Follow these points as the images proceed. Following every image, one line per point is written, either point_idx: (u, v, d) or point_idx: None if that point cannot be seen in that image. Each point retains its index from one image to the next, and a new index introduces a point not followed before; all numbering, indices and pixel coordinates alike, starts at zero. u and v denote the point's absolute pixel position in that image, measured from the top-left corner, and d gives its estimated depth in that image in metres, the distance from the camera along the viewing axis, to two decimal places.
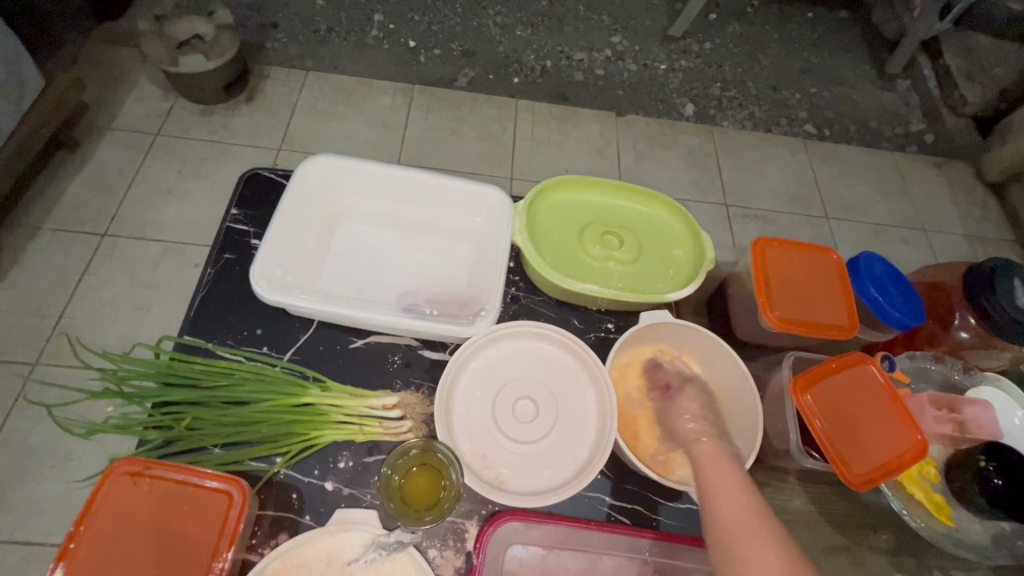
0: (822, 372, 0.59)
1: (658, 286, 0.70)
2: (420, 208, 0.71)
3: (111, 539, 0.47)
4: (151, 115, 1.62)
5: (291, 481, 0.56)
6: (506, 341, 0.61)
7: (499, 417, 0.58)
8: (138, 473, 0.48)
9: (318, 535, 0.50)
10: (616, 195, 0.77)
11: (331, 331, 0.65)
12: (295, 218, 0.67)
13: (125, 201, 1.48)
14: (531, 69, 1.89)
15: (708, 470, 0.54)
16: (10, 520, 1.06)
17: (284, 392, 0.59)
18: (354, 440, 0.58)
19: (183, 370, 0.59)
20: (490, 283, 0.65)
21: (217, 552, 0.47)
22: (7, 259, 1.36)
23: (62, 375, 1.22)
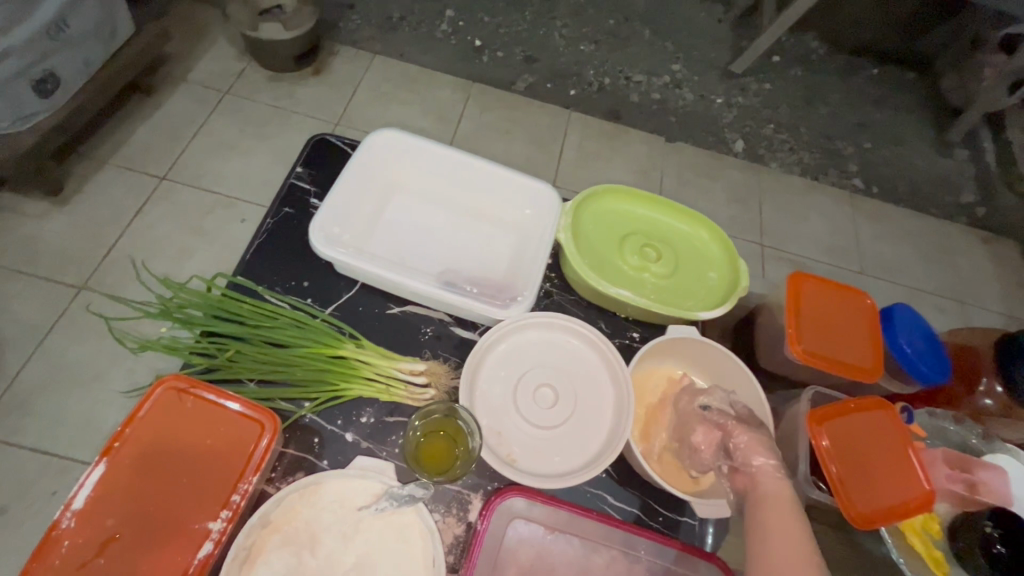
0: (843, 412, 0.60)
1: (689, 304, 0.71)
2: (470, 191, 0.74)
3: (150, 446, 0.50)
4: (224, 74, 1.71)
5: (315, 426, 0.59)
6: (536, 329, 0.63)
7: (519, 397, 0.60)
8: (184, 390, 0.52)
9: (336, 477, 0.52)
10: (659, 210, 0.78)
11: (372, 295, 0.68)
12: (355, 183, 0.70)
13: (187, 151, 1.56)
14: (589, 84, 1.93)
15: (771, 502, 0.55)
16: (39, 428, 1.15)
17: (323, 343, 0.63)
18: (379, 398, 0.61)
19: (232, 306, 0.63)
20: (527, 274, 0.68)
21: (243, 475, 0.50)
22: (72, 186, 1.44)
23: (104, 302, 1.30)
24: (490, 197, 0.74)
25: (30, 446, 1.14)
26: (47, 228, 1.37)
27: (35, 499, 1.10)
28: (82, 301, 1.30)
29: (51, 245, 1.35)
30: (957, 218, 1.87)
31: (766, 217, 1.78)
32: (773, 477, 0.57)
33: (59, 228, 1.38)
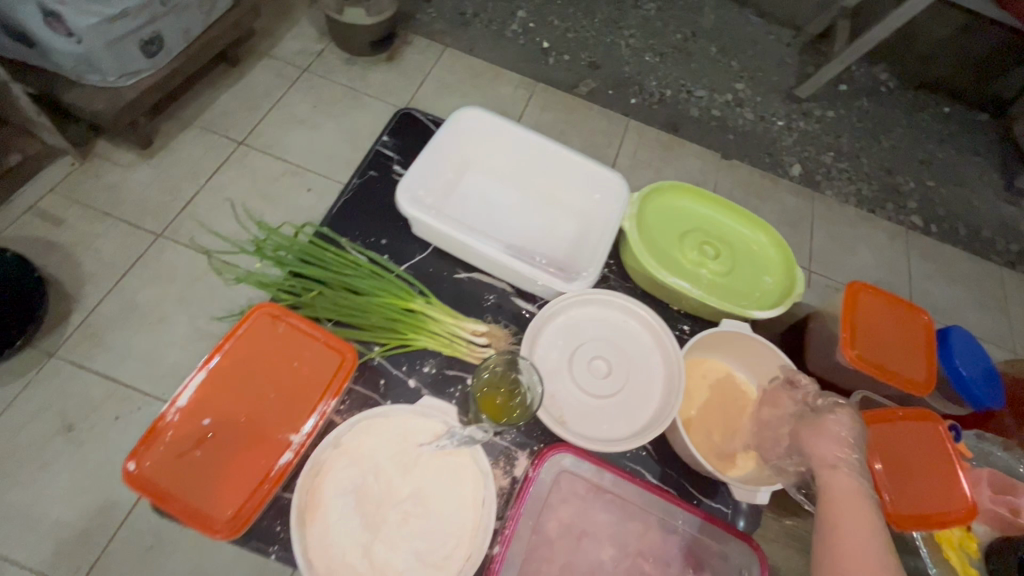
0: (883, 418, 0.62)
1: (743, 302, 0.74)
2: (544, 172, 0.78)
3: (242, 360, 0.55)
4: (305, 53, 1.81)
5: (382, 369, 0.64)
6: (595, 305, 0.67)
7: (574, 364, 0.64)
8: (276, 316, 0.58)
9: (402, 413, 0.57)
10: (721, 210, 0.81)
11: (442, 259, 0.73)
12: (438, 152, 0.74)
13: (265, 121, 1.65)
14: (650, 94, 1.96)
15: (844, 505, 0.52)
16: (108, 357, 1.25)
17: (396, 295, 0.68)
18: (442, 352, 0.66)
19: (319, 252, 0.69)
20: (591, 255, 0.71)
21: (321, 397, 0.55)
22: (159, 141, 1.55)
23: (175, 250, 1.40)
24: (562, 180, 0.77)
25: (99, 373, 1.23)
26: (134, 178, 1.48)
27: (97, 421, 1.19)
28: (158, 247, 1.40)
29: (135, 193, 1.46)
30: (1019, 266, 1.80)
31: (815, 243, 1.76)
32: (845, 473, 0.54)
33: (145, 178, 1.49)
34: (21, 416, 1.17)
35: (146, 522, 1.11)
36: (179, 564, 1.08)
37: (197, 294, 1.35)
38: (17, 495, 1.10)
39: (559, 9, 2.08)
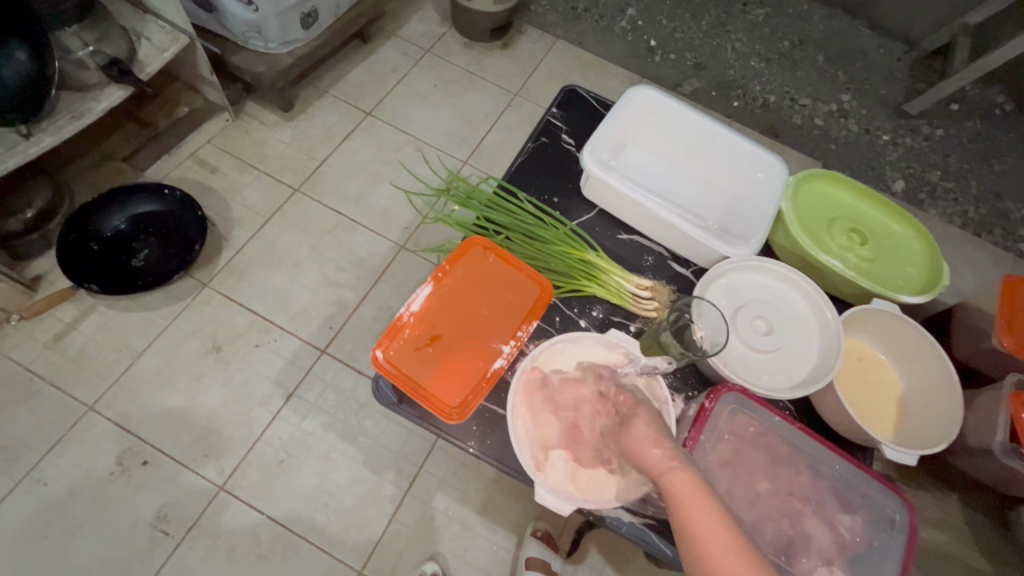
0: (658, 452, 0.58)
1: (889, 287, 0.78)
2: (709, 149, 0.84)
3: (465, 280, 0.74)
4: (428, 35, 1.93)
5: (557, 308, 0.75)
6: (762, 271, 0.77)
7: (737, 316, 0.74)
8: (488, 249, 0.75)
9: (594, 342, 0.71)
10: (869, 203, 0.85)
11: (606, 220, 0.82)
12: (615, 122, 0.81)
13: (390, 95, 1.78)
14: (753, 99, 1.98)
15: (689, 505, 0.53)
16: (252, 292, 1.40)
17: (570, 246, 0.77)
18: (609, 301, 0.75)
19: (504, 202, 0.79)
20: (751, 228, 0.78)
21: (526, 320, 0.72)
22: (298, 106, 1.71)
23: (311, 204, 1.54)
24: (726, 157, 0.83)
25: (243, 305, 1.38)
26: (276, 136, 1.64)
27: (240, 346, 1.33)
28: (295, 200, 1.54)
29: (278, 150, 1.62)
30: None
31: None
32: (679, 471, 0.56)
33: (286, 138, 1.64)
34: (178, 334, 1.33)
35: (279, 438, 1.25)
36: (307, 478, 1.22)
37: (328, 245, 1.49)
38: (174, 400, 1.26)
39: (667, 9, 2.12)
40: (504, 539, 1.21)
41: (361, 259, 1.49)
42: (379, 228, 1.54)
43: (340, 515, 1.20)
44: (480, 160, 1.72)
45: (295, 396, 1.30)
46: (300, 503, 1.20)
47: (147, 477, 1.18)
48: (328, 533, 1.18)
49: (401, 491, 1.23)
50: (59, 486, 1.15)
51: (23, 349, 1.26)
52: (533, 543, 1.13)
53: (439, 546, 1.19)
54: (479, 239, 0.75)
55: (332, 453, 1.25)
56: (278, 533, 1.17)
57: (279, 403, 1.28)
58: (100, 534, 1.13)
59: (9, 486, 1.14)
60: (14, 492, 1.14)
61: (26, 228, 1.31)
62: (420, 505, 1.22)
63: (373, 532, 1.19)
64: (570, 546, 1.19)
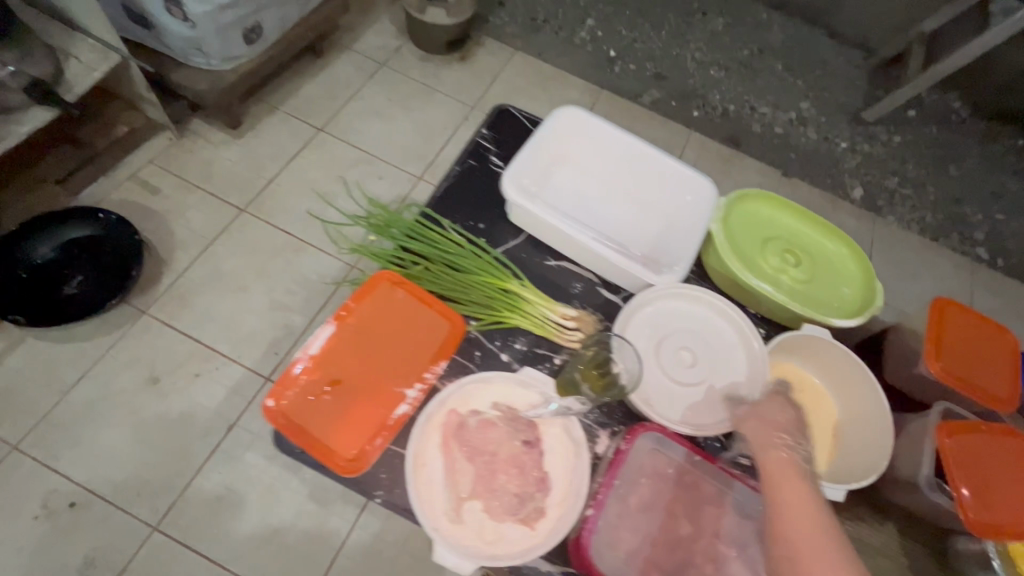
0: (775, 434, 0.65)
1: (824, 309, 0.78)
2: (636, 170, 0.83)
3: (372, 317, 0.73)
4: (383, 49, 1.89)
5: (478, 342, 0.73)
6: (691, 299, 0.77)
7: (660, 347, 0.75)
8: (396, 284, 0.74)
9: (508, 381, 0.70)
10: (803, 221, 0.85)
11: (535, 247, 0.80)
12: (539, 145, 0.80)
13: (343, 110, 1.74)
14: (714, 108, 1.97)
15: (780, 484, 0.62)
16: (193, 319, 1.35)
17: (493, 274, 0.75)
18: (533, 332, 0.73)
19: (424, 231, 0.76)
20: (680, 251, 0.77)
21: (433, 361, 0.71)
22: (247, 123, 1.65)
23: (257, 225, 1.49)
24: (652, 179, 0.82)
25: (184, 333, 1.33)
26: (223, 155, 1.59)
27: (180, 377, 1.28)
28: (241, 221, 1.49)
29: (224, 170, 1.57)
30: None
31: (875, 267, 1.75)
32: (782, 451, 0.64)
33: (233, 157, 1.59)
34: (114, 365, 1.27)
35: (219, 474, 1.19)
36: (248, 514, 1.17)
37: (276, 268, 1.44)
38: (107, 437, 1.20)
39: (627, 19, 2.11)
40: None
41: (310, 281, 1.44)
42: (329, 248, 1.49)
43: (283, 552, 1.14)
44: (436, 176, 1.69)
45: (237, 428, 1.24)
46: (241, 541, 1.14)
47: (75, 520, 1.12)
48: (270, 572, 1.13)
49: (348, 524, 1.18)
50: None
51: None
52: None
53: None
54: (388, 273, 0.74)
55: (276, 487, 1.20)
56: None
57: (219, 436, 1.23)
58: None
59: None
60: None
61: None
62: (367, 538, 1.17)
63: (318, 569, 1.14)
64: None
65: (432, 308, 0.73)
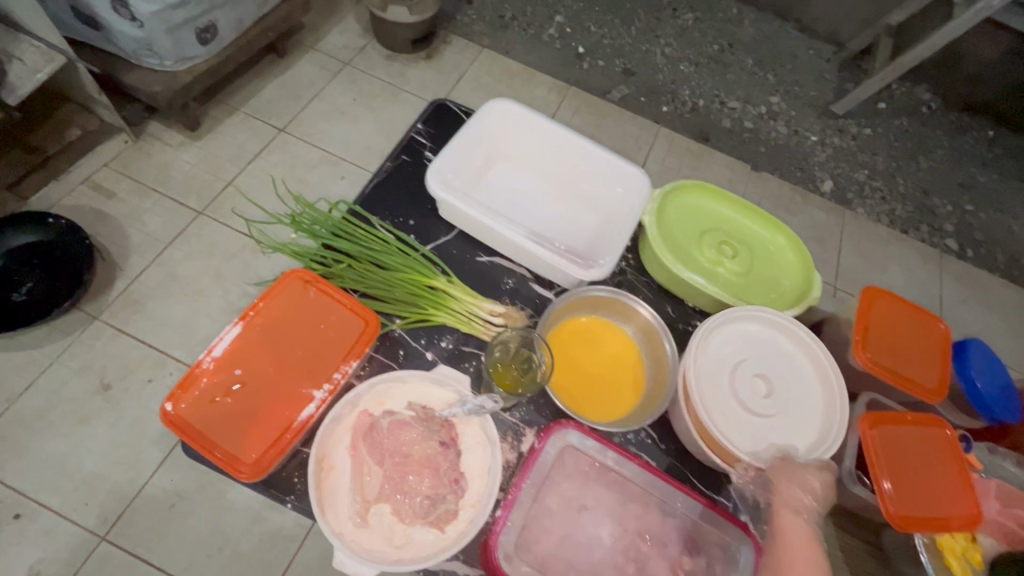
0: (801, 492, 0.68)
1: (758, 302, 0.81)
2: (568, 162, 0.87)
3: (283, 316, 0.73)
4: (348, 48, 1.87)
5: (402, 340, 0.75)
6: (776, 333, 0.79)
7: (739, 371, 0.76)
8: (308, 283, 0.74)
9: (422, 382, 0.72)
10: (742, 213, 0.87)
11: (465, 243, 0.83)
12: (472, 141, 0.84)
13: (306, 110, 1.72)
14: (682, 104, 1.96)
15: (789, 547, 0.66)
16: (147, 323, 1.32)
17: (419, 273, 0.78)
18: (460, 329, 0.76)
19: (349, 230, 0.77)
20: (603, 248, 0.81)
21: (344, 360, 0.71)
22: (206, 124, 1.63)
23: (215, 227, 1.47)
24: (583, 171, 0.87)
25: (137, 338, 1.30)
26: (181, 157, 1.56)
27: (132, 383, 1.25)
28: (198, 224, 1.47)
29: (182, 172, 1.54)
30: None
31: (845, 260, 1.74)
32: (800, 517, 0.67)
33: (191, 159, 1.57)
34: (64, 372, 1.24)
35: (170, 481, 1.17)
36: (199, 522, 1.14)
37: (233, 271, 1.42)
38: (55, 446, 1.17)
39: (596, 16, 2.10)
40: None
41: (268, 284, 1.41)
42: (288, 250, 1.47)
43: (235, 560, 1.12)
44: None
45: None
46: (191, 550, 1.12)
47: (20, 531, 1.09)
48: None
49: (303, 529, 1.16)
50: None
51: None
52: None
53: None
54: (300, 271, 0.74)
55: (229, 493, 1.17)
56: None
57: (172, 442, 1.21)
58: None
59: None
60: None
61: None
62: (324, 543, 1.15)
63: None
64: None
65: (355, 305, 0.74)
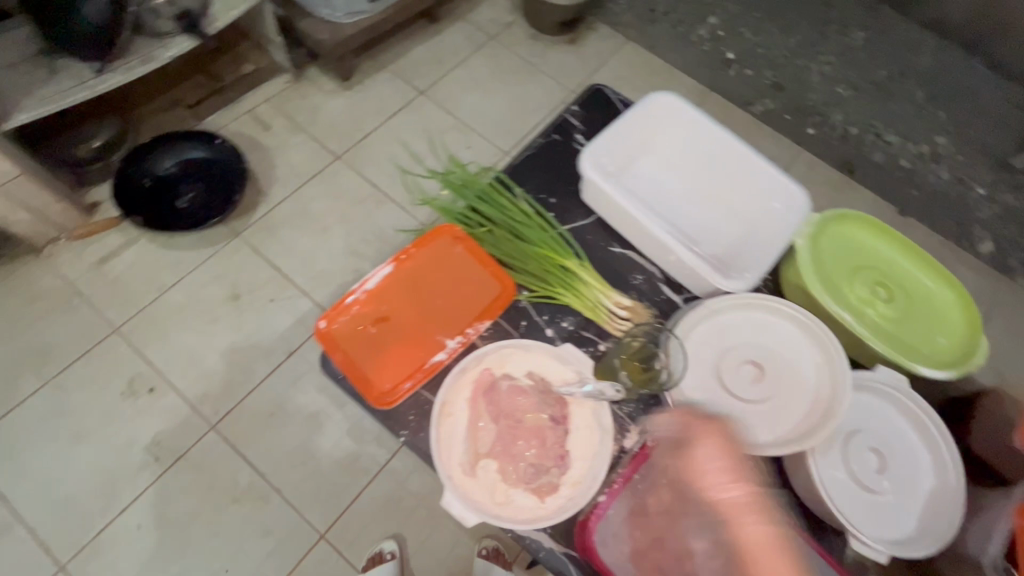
0: (730, 498, 0.59)
1: (909, 354, 0.78)
2: (720, 166, 0.85)
3: (432, 264, 0.81)
4: (495, 22, 1.91)
5: (525, 312, 0.79)
6: (885, 402, 0.76)
7: (851, 444, 0.73)
8: (456, 240, 0.82)
9: (544, 354, 0.74)
10: (912, 261, 0.85)
11: (601, 231, 0.84)
12: (630, 129, 0.85)
13: (447, 77, 1.79)
14: (832, 129, 1.77)
15: (758, 556, 0.58)
16: (279, 249, 1.46)
17: (556, 251, 0.80)
18: (583, 314, 0.78)
19: (497, 198, 0.82)
20: (746, 262, 0.79)
21: (475, 320, 0.78)
22: (356, 76, 1.74)
23: (349, 173, 1.58)
24: (735, 178, 0.85)
25: (267, 260, 1.44)
26: (330, 104, 1.68)
27: (257, 299, 1.39)
28: (335, 168, 1.58)
29: (329, 117, 1.66)
30: None
31: None
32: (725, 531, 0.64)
33: (338, 106, 1.68)
34: (204, 276, 1.40)
35: (273, 393, 1.29)
36: (290, 435, 1.25)
37: (357, 216, 1.52)
38: (188, 338, 1.33)
39: None
40: (466, 536, 1.20)
41: (385, 235, 1.50)
42: (408, 206, 1.55)
43: (314, 477, 1.22)
44: None
45: (296, 355, 1.33)
46: (278, 458, 1.23)
47: (148, 405, 1.25)
48: (300, 491, 1.21)
49: (377, 466, 1.24)
50: (74, 398, 1.24)
51: (69, 267, 1.36)
52: (480, 563, 1.13)
53: (400, 529, 1.20)
54: (451, 229, 0.82)
55: (318, 416, 1.27)
56: (255, 482, 1.20)
57: (280, 359, 1.33)
58: (98, 448, 1.20)
59: (36, 385, 1.24)
60: (37, 394, 1.24)
61: (91, 157, 1.42)
62: (392, 483, 1.23)
63: (342, 499, 1.21)
64: (529, 560, 1.20)
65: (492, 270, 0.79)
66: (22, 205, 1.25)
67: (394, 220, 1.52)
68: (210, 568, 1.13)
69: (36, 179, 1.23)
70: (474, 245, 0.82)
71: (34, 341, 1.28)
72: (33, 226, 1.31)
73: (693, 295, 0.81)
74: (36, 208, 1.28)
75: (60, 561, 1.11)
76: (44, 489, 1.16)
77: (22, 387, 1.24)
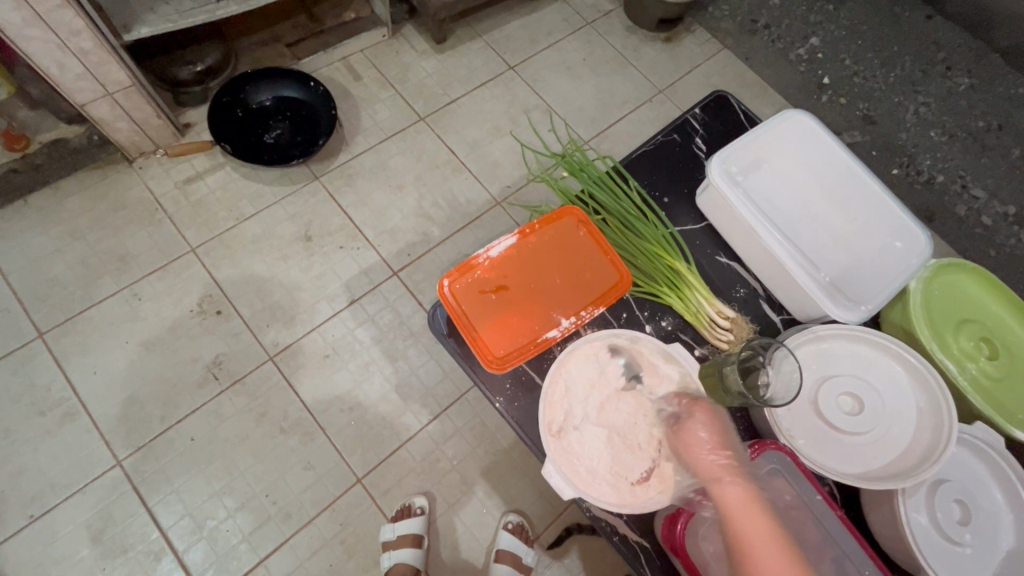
0: (715, 464, 0.70)
1: (1004, 413, 0.83)
2: (838, 189, 0.91)
3: (556, 242, 0.90)
4: (594, 8, 1.88)
5: (629, 305, 0.88)
6: (971, 456, 0.79)
7: (939, 492, 0.76)
8: (581, 224, 0.91)
9: (648, 351, 0.81)
10: (1018, 321, 0.90)
11: (709, 238, 0.94)
12: (756, 144, 0.92)
13: (538, 55, 1.77)
14: (916, 173, 1.60)
15: (738, 514, 0.68)
16: (354, 198, 1.48)
17: (668, 254, 0.89)
18: (683, 317, 0.87)
19: (618, 197, 0.92)
20: (867, 293, 0.85)
21: (589, 305, 0.87)
22: (450, 41, 1.74)
23: (431, 135, 1.59)
24: (850, 203, 0.90)
25: (342, 207, 1.47)
26: (421, 64, 1.68)
27: (329, 243, 1.42)
28: (418, 128, 1.60)
29: (418, 77, 1.66)
30: None
31: None
32: (731, 484, 0.69)
33: (429, 68, 1.68)
34: (282, 213, 1.43)
35: (331, 337, 1.33)
36: (341, 379, 1.29)
37: (433, 180, 1.54)
38: (258, 269, 1.37)
39: None
40: (493, 507, 1.23)
41: (457, 203, 1.52)
42: (482, 177, 1.56)
43: (359, 423, 1.26)
44: (603, 144, 1.67)
45: (358, 303, 1.37)
46: (329, 398, 1.28)
47: (215, 326, 1.30)
48: (344, 434, 1.25)
49: (419, 424, 1.28)
50: (148, 306, 1.30)
51: (158, 181, 1.41)
52: (506, 535, 1.17)
53: (433, 487, 1.24)
54: (576, 214, 0.91)
55: (370, 366, 1.31)
56: (303, 418, 1.25)
57: (342, 304, 1.36)
58: (163, 359, 1.26)
59: (114, 289, 1.30)
60: (114, 297, 1.29)
61: (192, 79, 1.47)
62: (430, 444, 1.27)
63: (383, 449, 1.25)
64: (550, 541, 1.22)
65: (608, 262, 0.89)
66: (126, 115, 1.29)
67: (469, 188, 1.54)
68: (250, 490, 1.18)
69: (143, 92, 1.27)
70: (595, 230, 0.91)
71: (117, 247, 1.34)
72: (131, 137, 1.36)
73: (792, 317, 0.89)
74: (137, 119, 1.32)
75: (117, 457, 1.17)
76: (110, 387, 1.22)
77: (101, 288, 1.30)
